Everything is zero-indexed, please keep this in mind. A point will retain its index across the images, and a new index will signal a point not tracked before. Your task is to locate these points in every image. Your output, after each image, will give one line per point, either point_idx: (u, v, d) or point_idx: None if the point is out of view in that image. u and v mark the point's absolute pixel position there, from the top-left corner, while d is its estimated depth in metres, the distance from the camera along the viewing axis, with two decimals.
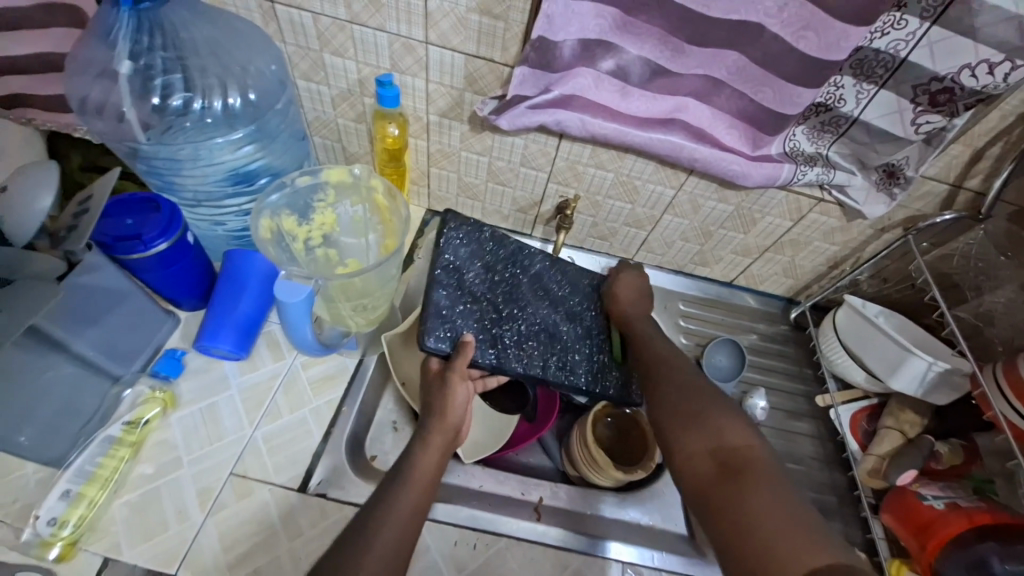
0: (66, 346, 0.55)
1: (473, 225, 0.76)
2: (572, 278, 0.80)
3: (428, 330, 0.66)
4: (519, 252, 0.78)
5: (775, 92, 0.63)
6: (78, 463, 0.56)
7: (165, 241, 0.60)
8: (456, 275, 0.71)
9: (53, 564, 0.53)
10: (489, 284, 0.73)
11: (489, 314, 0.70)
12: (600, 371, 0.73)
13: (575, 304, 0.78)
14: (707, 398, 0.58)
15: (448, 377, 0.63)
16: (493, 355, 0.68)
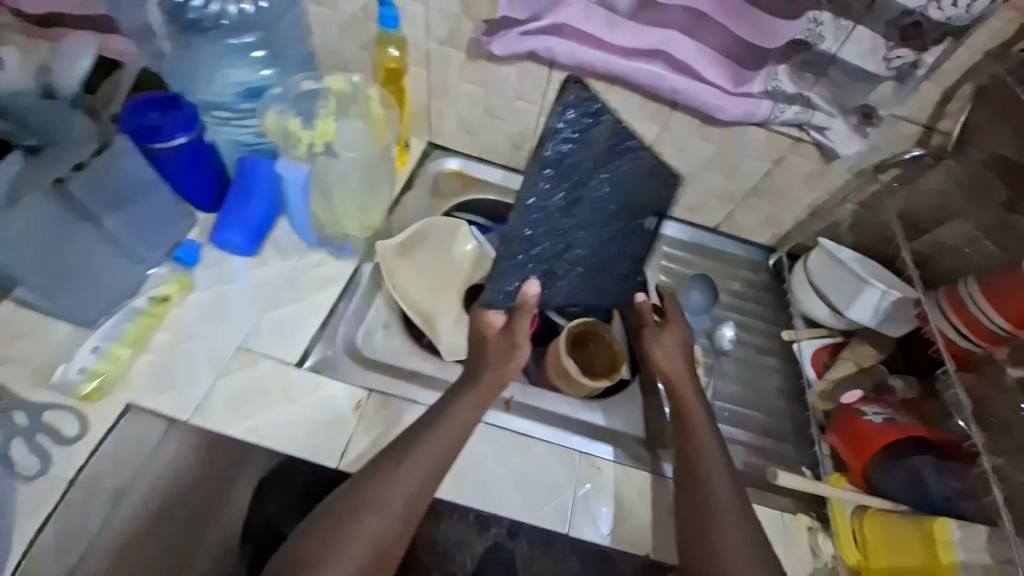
0: (97, 220, 0.63)
1: (588, 115, 0.65)
2: (649, 181, 0.74)
3: (497, 281, 0.70)
4: (614, 148, 0.69)
5: (752, 25, 0.67)
6: (105, 326, 0.66)
7: (184, 137, 0.67)
8: (544, 205, 0.67)
9: (82, 404, 0.62)
10: (569, 208, 0.69)
11: (555, 249, 0.72)
12: (628, 286, 0.81)
13: (637, 216, 0.75)
14: (732, 516, 0.61)
15: (513, 340, 0.68)
16: (543, 293, 0.74)
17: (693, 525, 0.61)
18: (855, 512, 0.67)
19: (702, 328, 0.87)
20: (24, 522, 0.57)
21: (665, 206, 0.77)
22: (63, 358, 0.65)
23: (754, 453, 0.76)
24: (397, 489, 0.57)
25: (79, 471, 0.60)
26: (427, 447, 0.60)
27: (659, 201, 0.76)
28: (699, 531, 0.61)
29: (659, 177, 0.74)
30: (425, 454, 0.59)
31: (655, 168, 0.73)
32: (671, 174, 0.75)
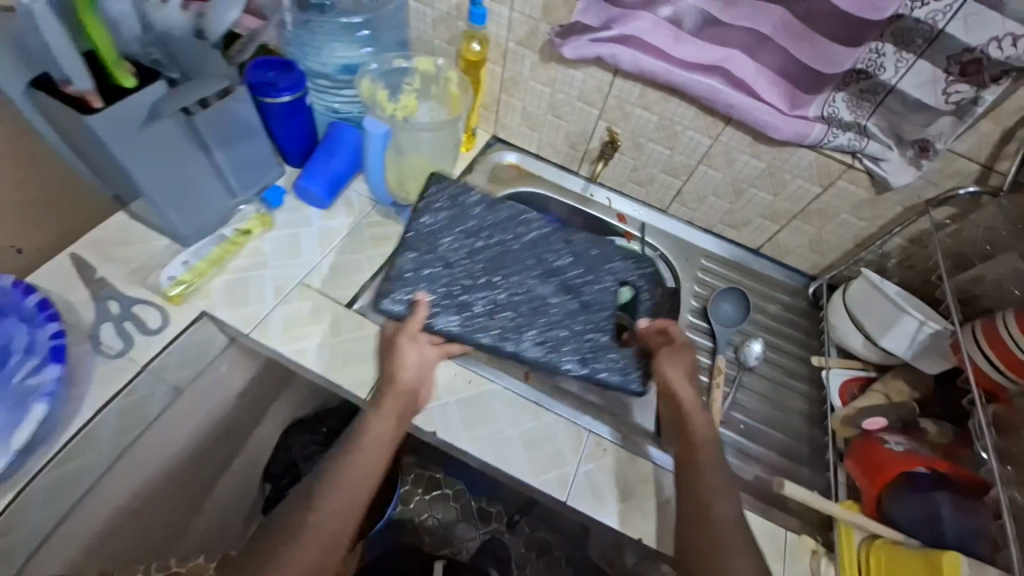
0: (209, 152, 0.73)
1: (460, 190, 0.84)
2: (573, 243, 0.84)
3: (385, 294, 0.75)
4: (515, 216, 0.84)
5: (813, 49, 0.70)
6: (197, 246, 0.76)
7: (289, 95, 0.78)
8: (431, 239, 0.80)
9: (167, 306, 0.72)
10: (466, 253, 0.80)
11: (460, 281, 0.78)
12: (598, 350, 0.77)
13: (575, 275, 0.81)
14: (743, 546, 0.60)
15: (399, 340, 0.71)
16: (453, 321, 0.74)
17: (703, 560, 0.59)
18: (863, 541, 0.66)
19: (731, 340, 0.88)
20: (98, 391, 0.65)
21: (630, 273, 0.84)
22: (158, 266, 0.75)
23: (765, 468, 0.76)
24: (315, 510, 0.59)
25: (152, 358, 0.69)
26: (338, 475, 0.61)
27: (616, 266, 0.84)
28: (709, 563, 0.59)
29: (603, 251, 0.84)
30: (339, 480, 0.61)
31: (581, 237, 0.84)
32: (645, 260, 0.87)
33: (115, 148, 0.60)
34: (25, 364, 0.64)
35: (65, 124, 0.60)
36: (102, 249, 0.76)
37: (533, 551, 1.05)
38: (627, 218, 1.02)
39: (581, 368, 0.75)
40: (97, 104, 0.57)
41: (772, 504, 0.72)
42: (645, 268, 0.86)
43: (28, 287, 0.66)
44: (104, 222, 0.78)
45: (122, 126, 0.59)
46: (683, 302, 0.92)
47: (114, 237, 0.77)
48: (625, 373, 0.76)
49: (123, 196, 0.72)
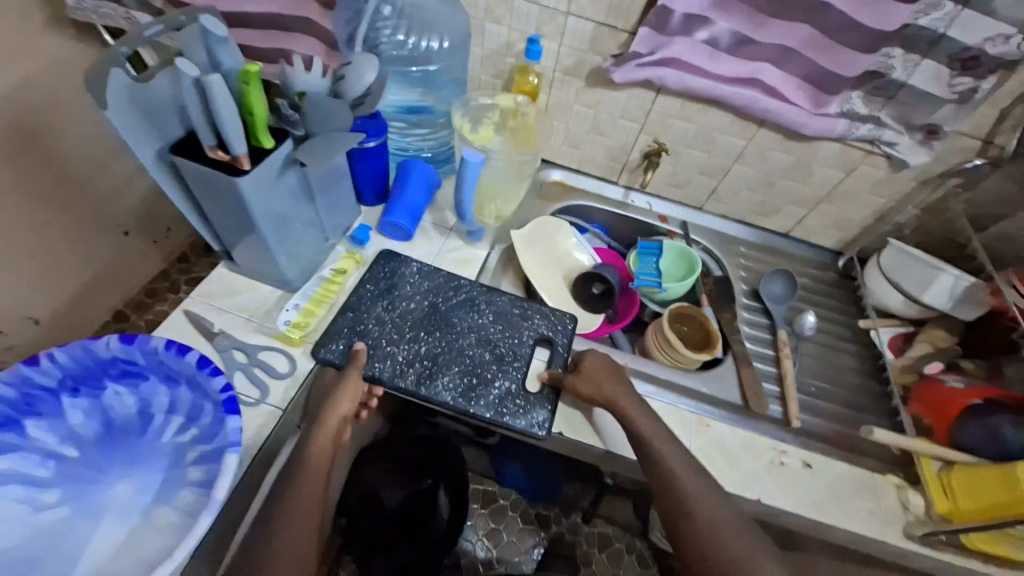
0: (312, 201, 0.77)
1: (397, 262, 0.86)
2: (495, 305, 0.85)
3: (323, 343, 0.76)
4: (448, 282, 0.86)
5: (835, 58, 0.82)
6: (303, 289, 0.81)
7: (374, 141, 0.83)
8: (366, 304, 0.81)
9: (289, 348, 0.77)
10: (401, 312, 0.81)
11: (389, 335, 0.79)
12: (504, 398, 0.76)
13: (493, 332, 0.82)
14: (705, 500, 0.67)
15: (335, 385, 0.72)
16: (377, 367, 0.75)
17: (680, 521, 0.67)
18: (942, 468, 0.76)
19: (782, 316, 0.99)
20: (249, 440, 0.68)
21: (547, 328, 0.84)
22: (272, 311, 0.79)
23: (838, 422, 0.85)
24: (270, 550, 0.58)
25: (290, 402, 0.72)
26: (289, 506, 0.61)
27: (535, 322, 0.84)
28: (684, 521, 0.66)
29: (526, 309, 0.86)
30: (291, 513, 0.60)
31: (504, 298, 0.86)
32: (565, 314, 0.86)
33: (254, 202, 0.65)
34: (173, 423, 0.67)
35: (203, 187, 0.64)
36: (212, 300, 0.79)
37: (595, 546, 1.48)
38: (668, 218, 1.11)
39: (486, 412, 0.74)
40: (247, 166, 0.61)
41: (857, 452, 0.82)
42: (563, 321, 0.85)
43: (181, 345, 0.63)
44: (209, 276, 0.81)
45: (261, 183, 0.64)
46: (734, 286, 1.02)
47: (219, 290, 0.80)
48: (527, 416, 0.74)
49: (234, 247, 0.76)
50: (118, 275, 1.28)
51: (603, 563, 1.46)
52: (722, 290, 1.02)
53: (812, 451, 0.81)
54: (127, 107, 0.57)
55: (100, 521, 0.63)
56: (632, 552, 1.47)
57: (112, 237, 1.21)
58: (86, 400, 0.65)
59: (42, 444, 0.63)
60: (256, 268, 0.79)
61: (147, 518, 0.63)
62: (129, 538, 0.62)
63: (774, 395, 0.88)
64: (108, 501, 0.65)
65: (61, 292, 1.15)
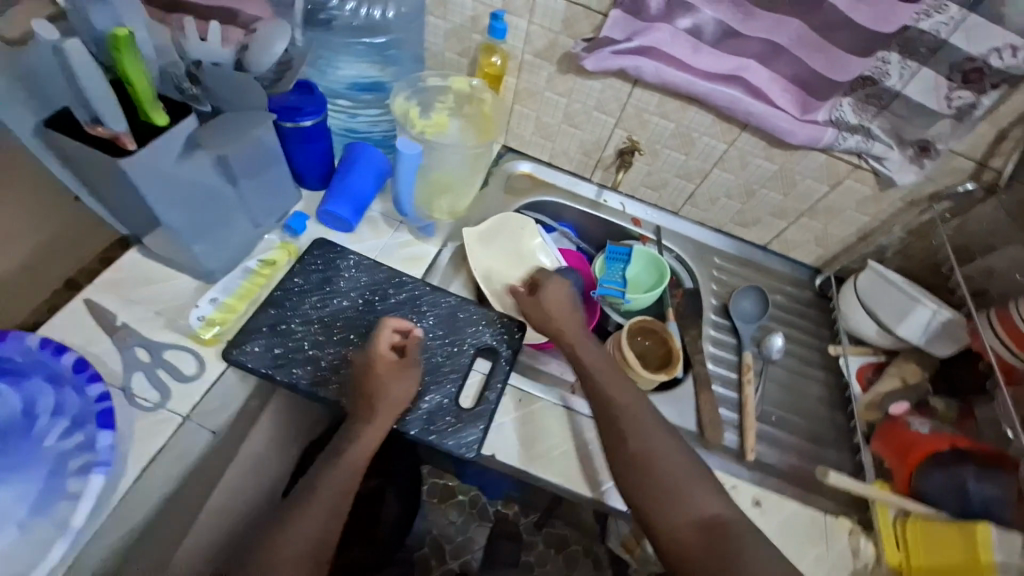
0: (234, 183, 0.68)
1: (336, 255, 0.79)
2: (437, 308, 0.78)
3: (237, 343, 0.69)
4: (389, 279, 0.79)
5: (828, 59, 0.74)
6: (224, 282, 0.73)
7: (311, 120, 0.73)
8: (293, 299, 0.74)
9: (201, 347, 0.69)
10: (331, 309, 0.74)
11: (315, 337, 0.72)
12: (433, 413, 0.70)
13: (431, 340, 0.75)
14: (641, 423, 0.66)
15: (374, 364, 0.67)
16: (294, 373, 0.69)
17: (626, 459, 0.64)
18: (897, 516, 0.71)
19: (751, 336, 0.93)
20: (140, 449, 0.62)
21: (491, 337, 0.77)
22: (186, 305, 0.72)
23: (797, 455, 0.81)
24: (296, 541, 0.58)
25: (194, 408, 0.66)
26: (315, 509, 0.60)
27: (479, 330, 0.77)
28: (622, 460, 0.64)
29: (471, 314, 0.79)
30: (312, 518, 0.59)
31: (448, 300, 0.79)
32: (513, 320, 0.79)
33: (148, 186, 0.56)
34: (58, 427, 0.59)
35: (88, 167, 0.56)
36: (118, 288, 0.71)
37: (552, 547, 1.45)
38: (642, 222, 1.03)
39: (424, 434, 0.68)
40: (132, 145, 0.53)
41: (811, 487, 0.77)
42: (509, 328, 0.78)
43: (59, 345, 0.60)
44: (118, 262, 0.73)
45: (155, 164, 0.55)
46: (703, 300, 0.96)
47: (129, 278, 0.72)
48: (459, 436, 0.69)
49: (142, 234, 0.67)
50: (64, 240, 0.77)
51: (559, 565, 1.43)
52: (693, 303, 0.97)
53: (765, 485, 0.76)
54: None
55: None
56: (590, 557, 1.43)
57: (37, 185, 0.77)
58: None
59: None
60: (171, 256, 0.71)
61: (26, 531, 0.55)
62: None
63: (731, 422, 0.82)
64: None
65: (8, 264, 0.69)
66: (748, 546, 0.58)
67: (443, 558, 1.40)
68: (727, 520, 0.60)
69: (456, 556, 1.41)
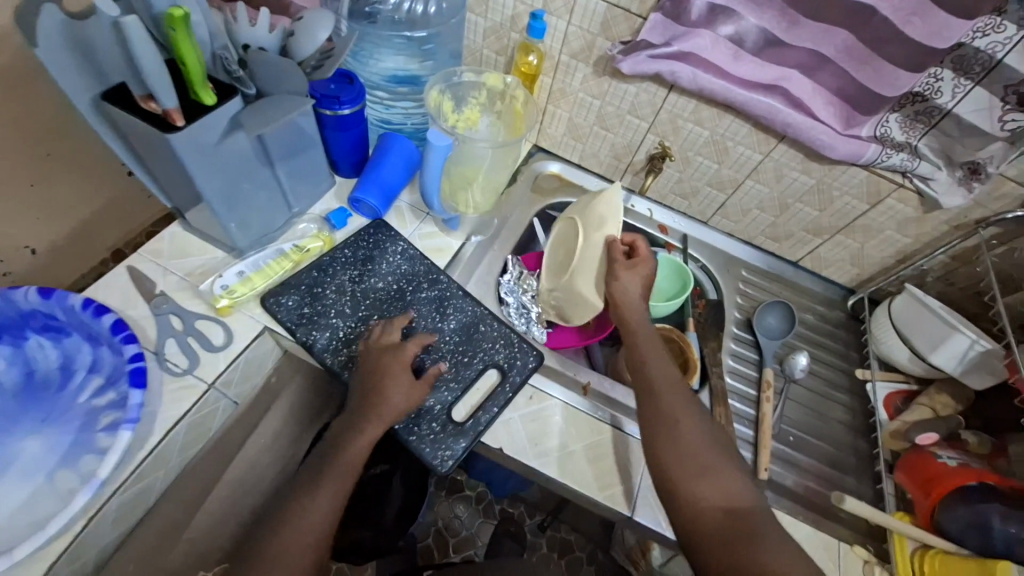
0: (272, 165, 0.71)
1: (386, 237, 0.82)
2: (457, 316, 0.78)
3: (277, 291, 0.73)
4: (428, 272, 0.81)
5: (875, 72, 0.71)
6: (253, 258, 0.75)
7: (349, 109, 0.75)
8: (335, 271, 0.77)
9: (217, 316, 0.71)
10: (372, 288, 0.77)
11: (343, 308, 0.74)
12: (422, 414, 0.70)
13: (444, 342, 0.76)
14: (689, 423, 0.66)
15: (388, 355, 0.69)
16: (315, 334, 0.72)
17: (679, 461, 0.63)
18: (916, 549, 0.69)
19: (774, 353, 0.90)
20: (165, 412, 0.64)
21: (503, 357, 0.76)
22: (213, 272, 0.75)
23: (814, 479, 0.78)
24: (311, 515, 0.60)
25: (218, 376, 0.68)
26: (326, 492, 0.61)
27: (493, 348, 0.77)
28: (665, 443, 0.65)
29: (491, 328, 0.78)
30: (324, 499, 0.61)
31: (471, 310, 0.79)
32: (532, 349, 0.77)
33: (193, 164, 0.60)
34: (91, 383, 0.64)
35: (138, 139, 0.60)
36: (159, 257, 0.75)
37: (555, 551, 1.44)
38: (669, 229, 1.02)
39: (406, 432, 0.69)
40: (180, 122, 0.56)
41: (827, 514, 0.75)
42: (524, 357, 0.77)
43: (99, 306, 0.62)
44: (160, 233, 0.77)
45: (199, 143, 0.59)
46: (726, 312, 0.94)
47: (169, 248, 0.76)
48: (439, 446, 0.68)
49: (182, 207, 0.71)
50: (119, 213, 1.23)
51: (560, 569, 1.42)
52: (716, 314, 0.94)
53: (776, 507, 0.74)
54: (61, 48, 0.53)
55: (5, 475, 0.60)
56: (592, 565, 1.42)
57: (117, 175, 1.17)
58: (7, 346, 0.64)
59: None
60: (208, 230, 0.74)
61: (50, 480, 0.60)
62: (28, 499, 0.59)
63: (745, 438, 0.80)
64: (15, 455, 0.61)
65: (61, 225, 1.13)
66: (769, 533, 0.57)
67: (446, 550, 1.41)
68: (752, 507, 0.60)
69: (458, 550, 1.42)
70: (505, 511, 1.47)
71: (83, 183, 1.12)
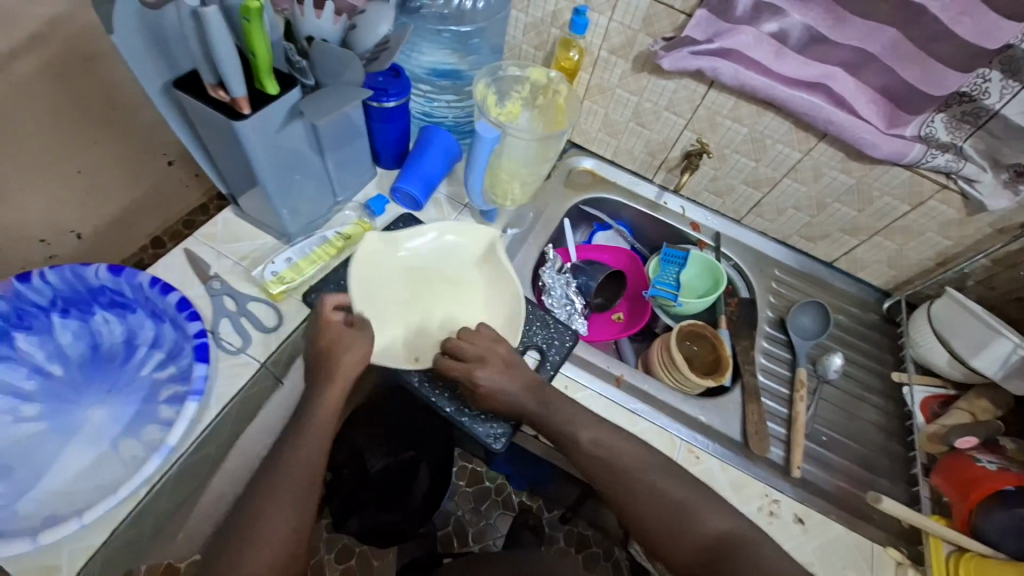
0: (323, 154, 0.74)
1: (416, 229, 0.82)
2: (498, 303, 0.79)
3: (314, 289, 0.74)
4: None
5: (923, 71, 0.71)
6: (300, 245, 0.78)
7: (395, 101, 0.78)
8: None
9: (268, 302, 0.74)
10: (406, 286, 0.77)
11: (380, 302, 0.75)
12: (470, 397, 0.71)
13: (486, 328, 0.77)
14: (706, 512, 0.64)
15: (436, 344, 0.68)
16: None
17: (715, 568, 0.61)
18: (952, 552, 0.68)
19: (807, 353, 0.90)
20: (221, 388, 0.67)
21: (543, 339, 0.77)
22: (264, 258, 0.78)
23: (846, 479, 0.78)
24: None
25: (269, 356, 0.71)
26: None
27: (534, 330, 0.77)
28: (622, 495, 0.65)
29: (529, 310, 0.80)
30: None
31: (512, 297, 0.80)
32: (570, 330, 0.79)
33: (255, 151, 0.63)
34: (154, 357, 0.68)
35: (205, 126, 0.63)
36: (213, 241, 0.78)
37: (572, 545, 1.46)
38: (701, 227, 1.02)
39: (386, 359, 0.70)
40: (246, 110, 0.59)
41: (860, 514, 0.74)
42: (562, 335, 0.78)
43: (164, 285, 0.65)
44: (214, 218, 0.80)
45: (261, 131, 0.61)
46: (759, 311, 0.94)
47: (222, 233, 0.79)
48: (489, 425, 0.69)
49: (239, 194, 0.74)
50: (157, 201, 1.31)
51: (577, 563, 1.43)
52: (749, 313, 0.94)
53: (808, 505, 0.74)
54: (135, 35, 0.55)
55: (71, 441, 0.65)
56: (610, 561, 1.43)
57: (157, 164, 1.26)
58: (75, 321, 0.68)
59: (30, 357, 0.67)
60: (260, 216, 0.77)
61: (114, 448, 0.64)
62: (95, 464, 0.63)
63: (777, 436, 0.81)
64: (83, 424, 0.66)
65: (105, 210, 1.22)
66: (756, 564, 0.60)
67: (465, 540, 1.44)
68: (731, 532, 0.63)
69: (477, 540, 1.44)
70: (523, 504, 1.49)
71: (124, 169, 1.22)
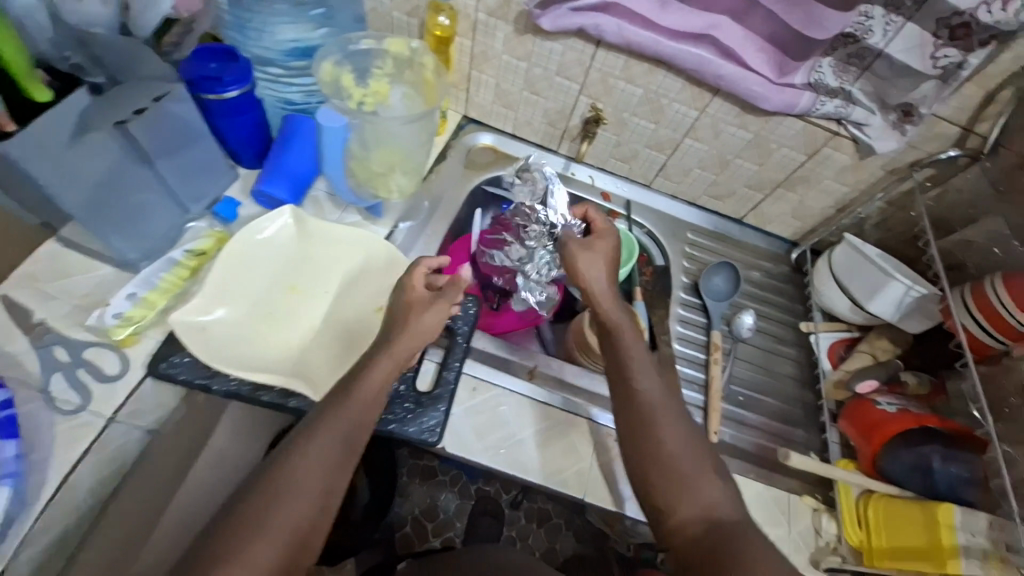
0: (151, 164, 0.62)
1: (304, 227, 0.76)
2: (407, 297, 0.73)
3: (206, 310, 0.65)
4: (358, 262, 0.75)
5: (804, 14, 0.68)
6: (146, 272, 0.66)
7: (236, 90, 0.66)
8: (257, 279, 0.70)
9: (118, 348, 0.63)
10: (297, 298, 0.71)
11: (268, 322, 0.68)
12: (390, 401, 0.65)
13: None
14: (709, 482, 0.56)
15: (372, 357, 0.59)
16: (231, 381, 0.63)
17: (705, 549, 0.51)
18: (861, 494, 0.71)
19: (722, 315, 0.89)
20: (61, 456, 0.57)
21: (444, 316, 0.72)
22: (104, 296, 0.66)
23: (765, 437, 0.79)
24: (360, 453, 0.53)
25: (118, 410, 0.61)
26: None
27: None
28: (639, 438, 0.59)
29: None
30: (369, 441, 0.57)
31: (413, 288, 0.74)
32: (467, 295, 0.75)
33: (40, 176, 0.51)
34: None
35: None
36: (35, 281, 0.65)
37: (533, 521, 1.46)
38: (612, 196, 0.98)
39: (284, 400, 0.63)
40: (11, 126, 0.49)
41: (779, 471, 0.76)
42: (464, 305, 0.74)
43: None
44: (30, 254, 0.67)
45: (40, 150, 0.50)
46: (673, 278, 0.92)
47: (46, 270, 0.66)
48: (418, 424, 0.64)
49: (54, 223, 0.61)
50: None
51: (540, 538, 1.44)
52: (663, 282, 0.93)
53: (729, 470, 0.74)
54: None
55: None
56: (572, 530, 1.45)
57: None
58: None
59: None
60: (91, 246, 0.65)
61: None
62: None
63: (696, 404, 0.80)
64: None
65: None
66: (755, 557, 0.50)
67: (425, 536, 1.41)
68: (732, 520, 0.53)
69: (438, 533, 1.41)
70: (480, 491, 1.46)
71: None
